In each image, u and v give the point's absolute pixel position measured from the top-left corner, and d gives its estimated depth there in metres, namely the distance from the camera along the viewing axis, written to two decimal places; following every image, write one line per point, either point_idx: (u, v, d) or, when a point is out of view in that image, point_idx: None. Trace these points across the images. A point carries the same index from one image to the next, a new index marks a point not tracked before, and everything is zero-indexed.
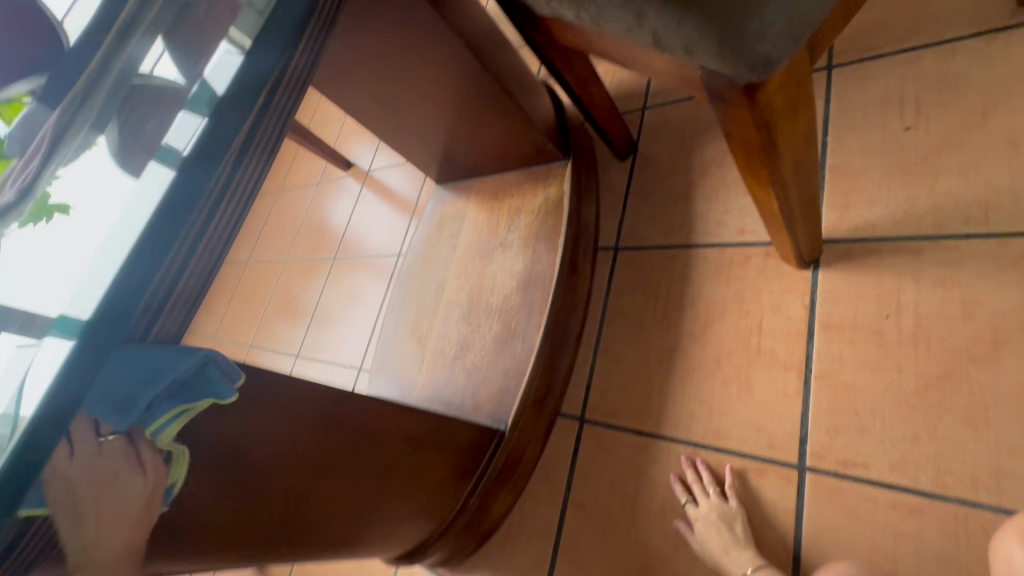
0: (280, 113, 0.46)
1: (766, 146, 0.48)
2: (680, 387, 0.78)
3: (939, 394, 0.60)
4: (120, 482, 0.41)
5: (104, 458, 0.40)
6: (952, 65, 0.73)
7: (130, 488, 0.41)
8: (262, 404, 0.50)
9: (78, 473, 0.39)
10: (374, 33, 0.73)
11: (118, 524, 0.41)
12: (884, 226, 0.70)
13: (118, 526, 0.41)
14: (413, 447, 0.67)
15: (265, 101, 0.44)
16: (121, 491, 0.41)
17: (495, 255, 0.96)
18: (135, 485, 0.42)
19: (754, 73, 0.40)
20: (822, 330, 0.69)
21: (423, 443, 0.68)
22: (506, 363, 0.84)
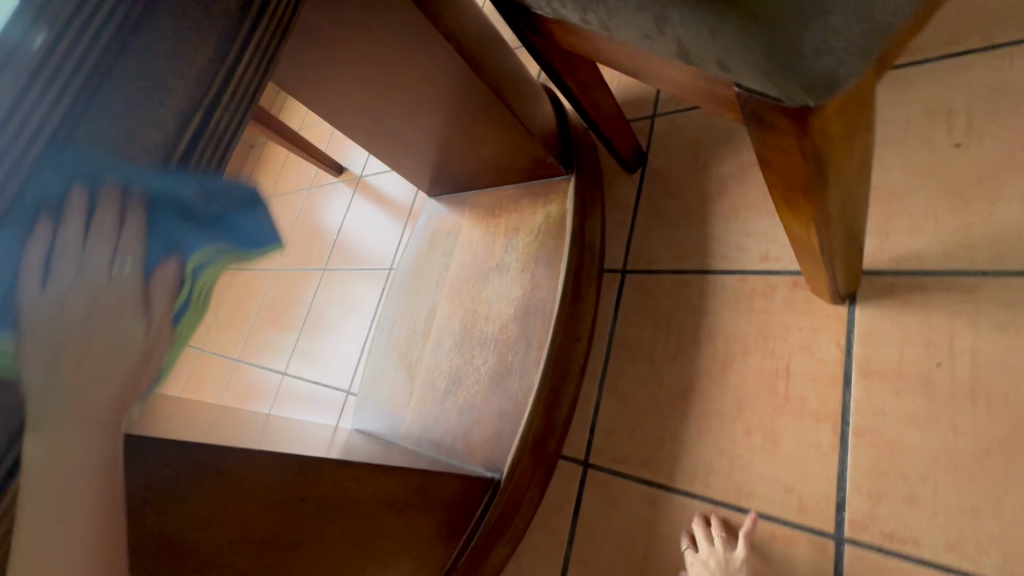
0: (242, 91, 0.39)
1: (813, 179, 0.39)
2: (696, 432, 0.70)
3: (1003, 461, 0.51)
4: (123, 320, 0.35)
5: (113, 285, 0.35)
6: (1009, 73, 0.64)
7: (130, 328, 0.35)
8: (206, 487, 0.42)
9: (71, 296, 0.33)
10: (352, 37, 0.64)
11: (107, 379, 0.34)
12: (932, 258, 0.61)
13: (119, 384, 0.34)
14: (393, 510, 0.58)
15: (196, 112, 0.37)
16: (117, 326, 0.35)
17: (491, 277, 0.88)
18: (140, 330, 0.35)
19: (810, 97, 0.31)
20: (860, 377, 0.61)
21: (404, 504, 0.60)
22: (502, 402, 0.76)
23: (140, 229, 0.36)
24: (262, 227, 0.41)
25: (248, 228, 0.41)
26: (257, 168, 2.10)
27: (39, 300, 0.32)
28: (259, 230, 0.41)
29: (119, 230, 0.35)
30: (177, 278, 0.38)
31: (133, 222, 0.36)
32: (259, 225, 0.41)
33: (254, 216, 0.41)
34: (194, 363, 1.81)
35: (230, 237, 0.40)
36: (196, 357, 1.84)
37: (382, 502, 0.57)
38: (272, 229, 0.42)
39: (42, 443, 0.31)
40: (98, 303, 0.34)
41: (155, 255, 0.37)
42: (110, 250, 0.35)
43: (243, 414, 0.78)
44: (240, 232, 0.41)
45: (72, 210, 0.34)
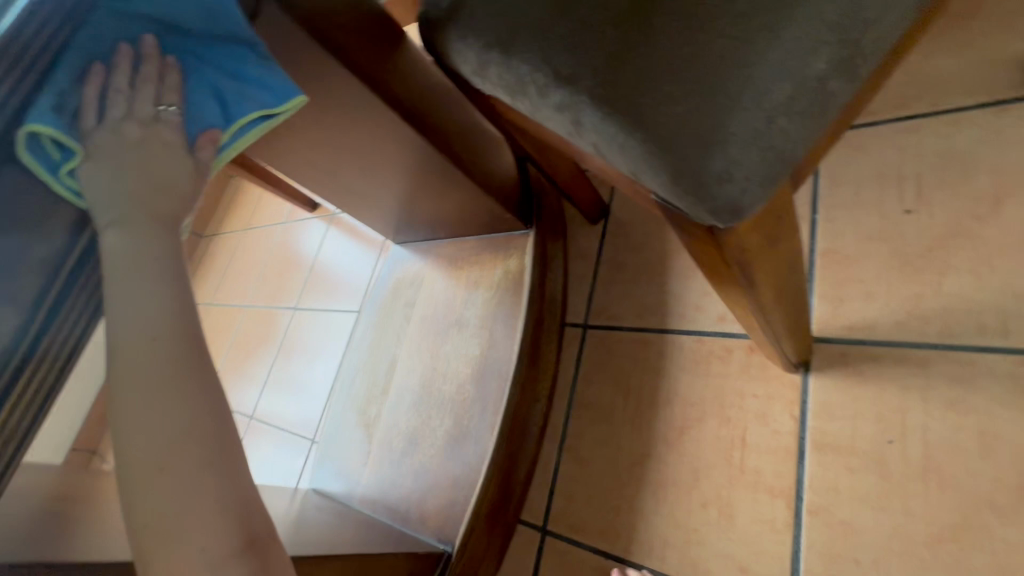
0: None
1: (740, 281, 0.38)
2: (652, 501, 0.68)
3: (954, 549, 0.50)
4: (167, 155, 0.43)
5: (157, 125, 0.43)
6: (956, 140, 0.64)
7: (179, 165, 0.43)
8: None
9: (124, 127, 0.41)
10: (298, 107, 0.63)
11: (159, 197, 0.42)
12: (884, 328, 0.60)
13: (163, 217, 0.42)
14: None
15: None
16: (161, 153, 0.43)
17: (451, 331, 0.86)
18: (184, 166, 0.43)
19: (717, 220, 0.30)
20: (814, 451, 0.59)
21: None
22: (457, 468, 0.74)
23: (179, 82, 0.43)
24: (281, 81, 0.46)
25: (272, 86, 0.46)
26: (234, 199, 2.08)
27: (99, 128, 0.41)
28: (281, 88, 0.46)
29: (160, 78, 0.43)
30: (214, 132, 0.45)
31: (174, 71, 0.43)
32: (279, 80, 0.46)
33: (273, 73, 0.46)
34: None
35: (256, 94, 0.46)
36: None
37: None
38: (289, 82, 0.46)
39: (117, 265, 0.40)
40: (148, 133, 0.42)
41: (192, 112, 0.45)
42: (157, 91, 0.42)
43: None
44: (264, 92, 0.46)
45: (123, 61, 0.42)
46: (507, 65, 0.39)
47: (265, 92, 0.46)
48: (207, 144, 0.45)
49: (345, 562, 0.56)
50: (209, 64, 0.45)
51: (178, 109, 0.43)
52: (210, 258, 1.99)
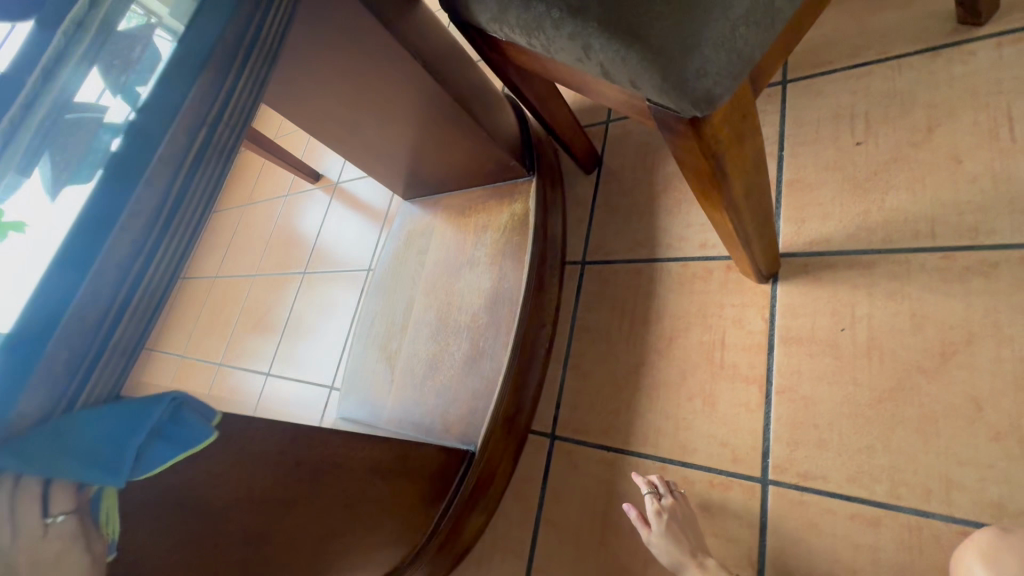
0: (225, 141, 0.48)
1: (715, 175, 0.48)
2: (647, 401, 0.79)
3: (892, 406, 0.61)
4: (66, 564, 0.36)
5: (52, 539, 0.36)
6: (898, 82, 0.75)
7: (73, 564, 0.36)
8: (212, 456, 0.48)
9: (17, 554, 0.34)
10: (333, 59, 0.71)
11: None
12: (838, 240, 0.71)
13: None
14: (377, 479, 0.65)
15: (200, 133, 0.45)
16: (59, 539, 0.36)
17: (463, 272, 0.95)
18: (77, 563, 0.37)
19: (697, 109, 0.40)
20: (782, 344, 0.71)
21: (384, 476, 0.66)
22: (475, 384, 0.84)
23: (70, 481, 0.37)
24: (191, 428, 0.44)
25: (184, 434, 0.44)
26: (235, 178, 2.14)
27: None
28: (191, 433, 0.44)
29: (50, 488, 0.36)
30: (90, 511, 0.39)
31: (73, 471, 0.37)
32: (187, 428, 0.44)
33: (184, 421, 0.44)
34: (176, 369, 1.83)
35: (157, 452, 0.42)
36: (177, 363, 1.86)
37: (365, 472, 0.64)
38: (200, 427, 0.45)
39: None
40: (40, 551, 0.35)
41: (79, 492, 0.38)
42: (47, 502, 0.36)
43: None
44: (167, 448, 0.43)
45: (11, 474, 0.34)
46: (526, 8, 0.48)
47: (167, 446, 0.43)
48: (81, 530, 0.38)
49: (387, 450, 0.66)
50: (120, 424, 0.39)
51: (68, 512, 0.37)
52: (214, 234, 2.05)
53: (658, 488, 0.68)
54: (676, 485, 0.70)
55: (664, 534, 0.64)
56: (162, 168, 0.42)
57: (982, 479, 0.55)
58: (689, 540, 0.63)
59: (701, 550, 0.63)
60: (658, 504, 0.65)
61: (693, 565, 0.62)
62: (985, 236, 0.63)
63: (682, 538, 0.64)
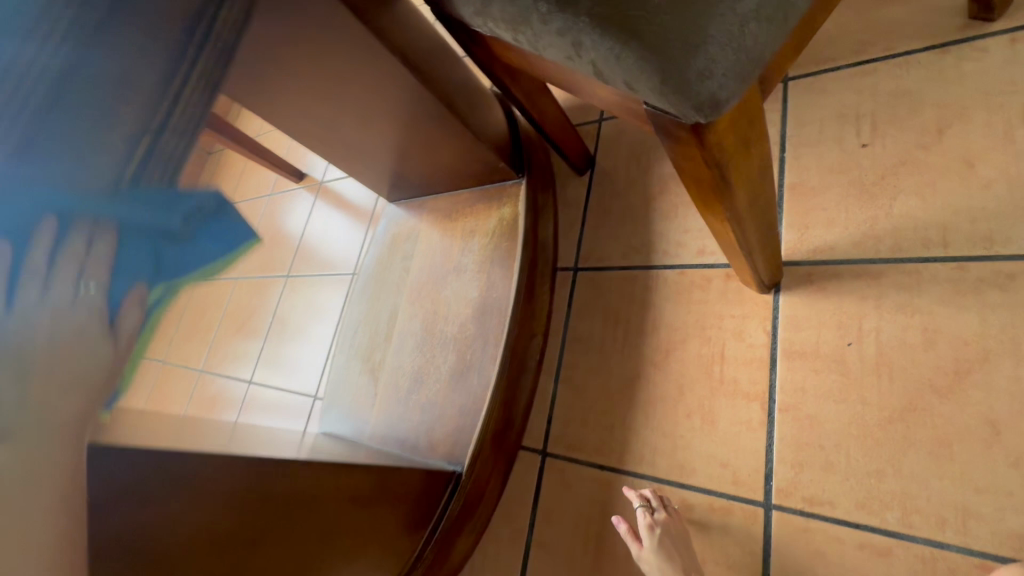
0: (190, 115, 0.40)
1: (718, 184, 0.44)
2: (643, 417, 0.75)
3: (902, 427, 0.58)
4: (93, 341, 0.40)
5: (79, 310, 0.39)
6: (906, 80, 0.71)
7: (98, 346, 0.40)
8: (164, 499, 0.43)
9: (47, 322, 0.38)
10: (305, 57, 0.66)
11: (78, 388, 0.38)
12: (843, 248, 0.67)
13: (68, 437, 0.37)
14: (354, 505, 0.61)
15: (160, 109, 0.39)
16: (88, 348, 0.39)
17: (450, 279, 0.91)
18: (106, 346, 0.40)
19: (700, 115, 0.36)
20: (784, 358, 0.67)
21: (360, 503, 0.61)
22: (462, 399, 0.80)
23: (109, 259, 0.41)
24: (228, 229, 0.46)
25: (222, 237, 0.46)
26: (217, 176, 2.08)
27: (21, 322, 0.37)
28: (232, 233, 0.46)
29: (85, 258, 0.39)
30: (139, 301, 0.43)
31: (101, 247, 0.40)
32: (227, 226, 0.46)
33: (225, 219, 0.46)
34: (157, 376, 1.78)
35: (203, 249, 0.45)
36: (158, 369, 1.80)
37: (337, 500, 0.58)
38: (242, 227, 0.46)
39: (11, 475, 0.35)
40: (69, 323, 0.39)
41: (120, 283, 0.42)
42: (74, 281, 0.39)
43: (209, 426, 0.79)
44: (208, 243, 0.45)
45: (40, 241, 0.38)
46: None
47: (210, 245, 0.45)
48: (136, 308, 0.43)
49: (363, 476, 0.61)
50: (133, 213, 0.40)
51: (93, 298, 0.40)
52: None
53: (650, 501, 0.66)
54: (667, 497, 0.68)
55: (656, 550, 0.61)
56: (123, 133, 0.38)
57: (1000, 508, 0.52)
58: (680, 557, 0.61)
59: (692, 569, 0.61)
60: (650, 518, 0.63)
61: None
62: (999, 245, 0.59)
63: (675, 555, 0.61)
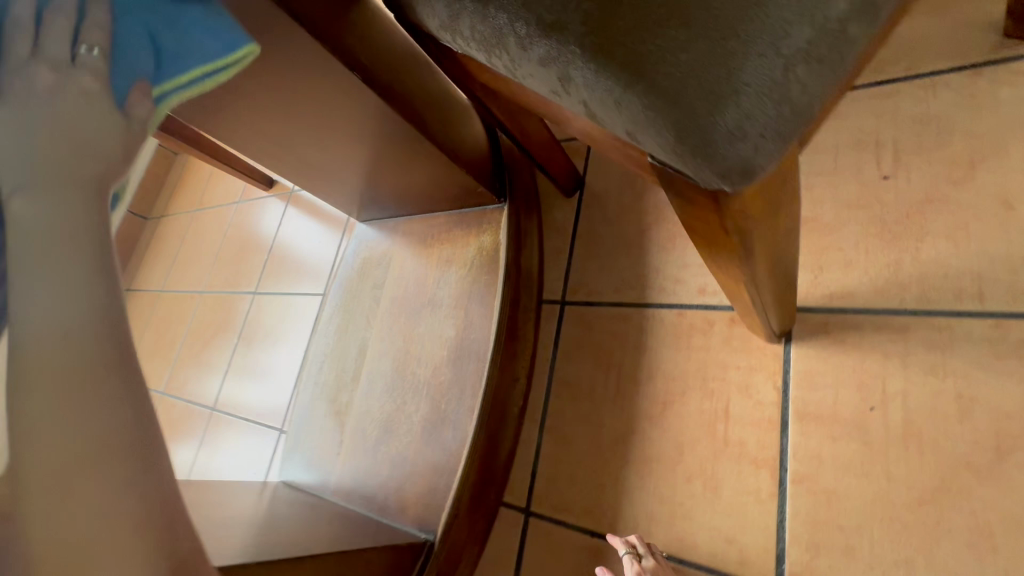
0: None
1: (738, 251, 0.36)
2: (637, 477, 0.67)
3: (934, 509, 0.50)
4: (95, 109, 0.37)
5: (77, 73, 0.37)
6: (932, 104, 0.63)
7: (100, 125, 0.37)
8: None
9: (43, 74, 0.36)
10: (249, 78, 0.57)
11: (84, 159, 0.36)
12: (863, 295, 0.60)
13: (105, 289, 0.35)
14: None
15: None
16: (90, 121, 0.37)
17: (424, 313, 0.82)
18: (110, 121, 0.38)
19: (726, 182, 0.27)
20: (797, 420, 0.59)
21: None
22: (436, 455, 0.71)
23: (108, 23, 0.38)
24: (226, 25, 0.41)
25: (216, 33, 0.41)
26: (184, 180, 1.95)
27: (21, 71, 0.36)
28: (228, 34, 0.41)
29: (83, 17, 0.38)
30: (145, 93, 0.40)
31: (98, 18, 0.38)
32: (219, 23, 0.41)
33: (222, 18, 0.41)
34: None
35: (198, 41, 0.41)
36: None
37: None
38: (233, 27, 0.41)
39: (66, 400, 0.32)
40: (67, 85, 0.36)
41: (121, 69, 0.39)
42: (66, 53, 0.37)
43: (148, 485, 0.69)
44: (203, 36, 0.41)
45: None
46: (483, 16, 0.34)
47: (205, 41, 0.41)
48: (143, 98, 0.40)
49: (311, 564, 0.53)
50: None
51: (88, 74, 0.37)
52: (161, 242, 1.86)
53: (637, 547, 0.58)
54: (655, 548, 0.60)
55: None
56: None
57: None
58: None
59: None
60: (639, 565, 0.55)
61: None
62: None
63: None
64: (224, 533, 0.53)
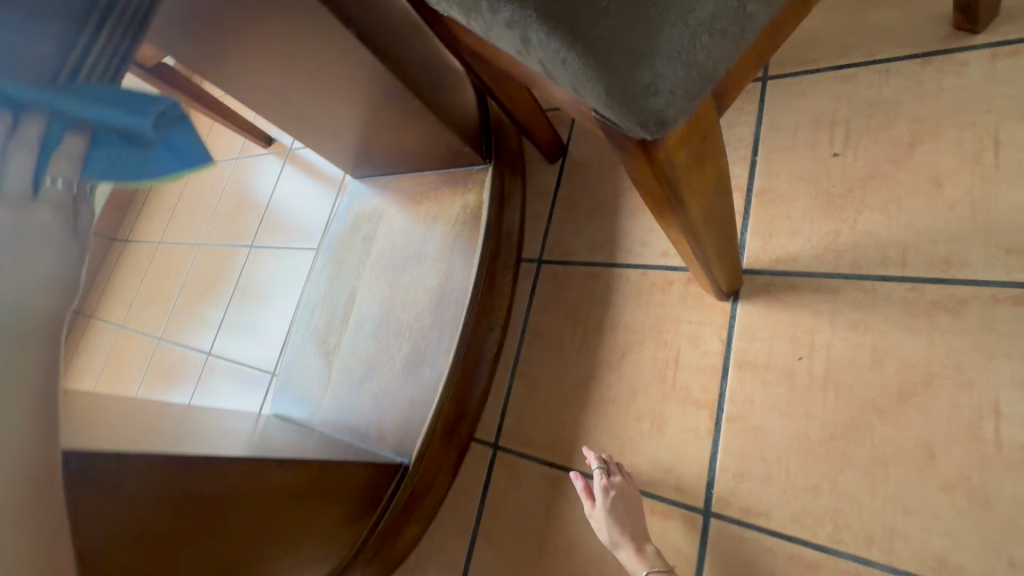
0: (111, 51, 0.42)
1: (670, 199, 0.42)
2: (595, 417, 0.74)
3: (843, 444, 0.58)
4: (54, 242, 0.35)
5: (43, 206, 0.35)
6: (884, 89, 0.69)
7: (62, 253, 0.35)
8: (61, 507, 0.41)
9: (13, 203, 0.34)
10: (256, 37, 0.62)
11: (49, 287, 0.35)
12: (804, 260, 0.66)
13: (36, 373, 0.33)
14: (210, 506, 0.52)
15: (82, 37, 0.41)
16: (53, 254, 0.35)
17: (410, 266, 0.88)
18: (63, 255, 0.35)
19: (646, 131, 0.33)
20: (736, 368, 0.66)
21: (224, 502, 0.53)
22: (414, 392, 0.78)
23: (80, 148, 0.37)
24: (190, 143, 0.41)
25: (182, 147, 0.41)
26: None
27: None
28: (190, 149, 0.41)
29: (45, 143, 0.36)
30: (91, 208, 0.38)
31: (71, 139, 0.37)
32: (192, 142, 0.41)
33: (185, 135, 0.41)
34: (115, 340, 1.72)
35: (162, 161, 0.40)
36: (116, 333, 1.74)
37: (188, 498, 0.50)
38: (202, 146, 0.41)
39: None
40: (30, 212, 0.34)
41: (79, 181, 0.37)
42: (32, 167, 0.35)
43: (155, 404, 0.77)
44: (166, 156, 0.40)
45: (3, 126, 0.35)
46: None
47: (173, 161, 0.41)
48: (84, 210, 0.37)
49: (225, 469, 0.51)
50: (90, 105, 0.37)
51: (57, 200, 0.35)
52: (159, 196, 1.90)
53: (607, 464, 0.66)
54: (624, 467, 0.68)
55: (609, 512, 0.62)
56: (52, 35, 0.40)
57: (926, 529, 0.53)
58: (631, 525, 0.61)
59: (643, 538, 0.61)
60: (607, 479, 0.63)
61: (631, 550, 0.60)
62: (956, 269, 0.59)
63: (626, 522, 0.61)
64: (220, 441, 0.60)
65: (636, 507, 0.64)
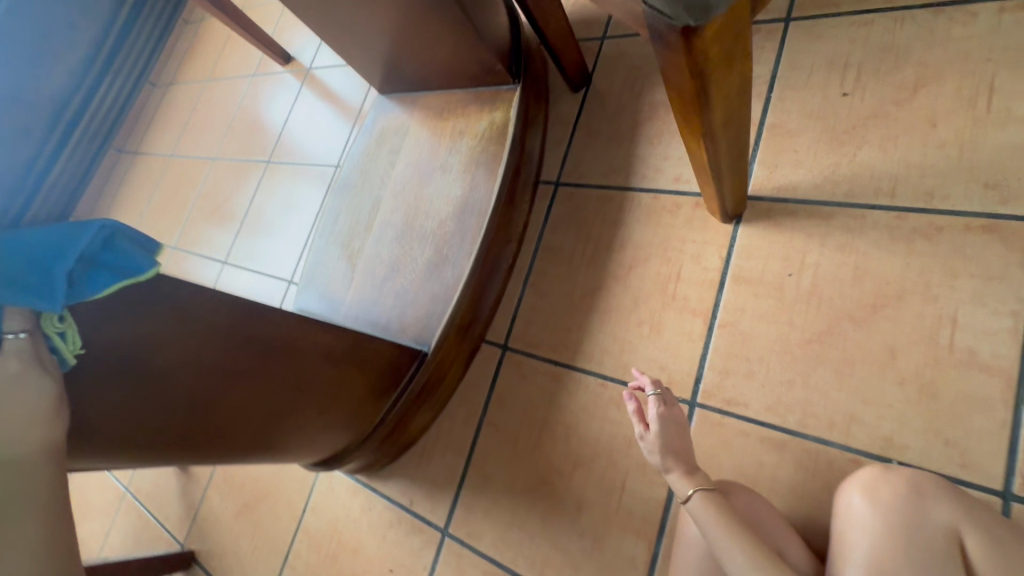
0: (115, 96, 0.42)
1: (699, 97, 0.47)
2: (599, 323, 0.82)
3: (818, 347, 0.66)
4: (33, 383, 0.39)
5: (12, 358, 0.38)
6: (897, 36, 0.73)
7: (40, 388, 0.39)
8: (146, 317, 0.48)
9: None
10: None
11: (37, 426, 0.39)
12: (804, 188, 0.73)
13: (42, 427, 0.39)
14: (258, 350, 0.59)
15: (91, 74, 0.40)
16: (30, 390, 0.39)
17: (434, 179, 0.93)
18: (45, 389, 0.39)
19: (691, 17, 0.38)
20: (732, 282, 0.74)
21: (273, 351, 0.61)
22: (435, 291, 0.85)
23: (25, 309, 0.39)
24: (131, 257, 0.43)
25: (121, 260, 0.42)
26: (195, 49, 1.95)
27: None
28: (133, 260, 0.43)
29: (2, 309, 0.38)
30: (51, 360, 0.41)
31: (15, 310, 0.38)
32: (128, 256, 0.43)
33: (119, 249, 0.42)
34: None
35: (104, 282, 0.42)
36: None
37: (246, 338, 0.58)
38: (139, 255, 0.43)
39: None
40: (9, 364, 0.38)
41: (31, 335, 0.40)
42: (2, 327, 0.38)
43: None
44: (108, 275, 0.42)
45: None
46: None
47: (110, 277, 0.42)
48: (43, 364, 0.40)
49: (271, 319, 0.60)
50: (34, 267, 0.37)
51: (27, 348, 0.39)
52: (170, 109, 1.90)
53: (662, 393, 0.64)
54: (671, 396, 0.66)
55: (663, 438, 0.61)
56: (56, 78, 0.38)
57: (879, 417, 0.62)
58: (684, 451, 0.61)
59: (692, 464, 0.61)
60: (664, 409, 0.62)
61: (681, 474, 0.60)
62: (938, 201, 0.65)
63: (677, 447, 0.61)
64: None
65: (686, 433, 0.63)
